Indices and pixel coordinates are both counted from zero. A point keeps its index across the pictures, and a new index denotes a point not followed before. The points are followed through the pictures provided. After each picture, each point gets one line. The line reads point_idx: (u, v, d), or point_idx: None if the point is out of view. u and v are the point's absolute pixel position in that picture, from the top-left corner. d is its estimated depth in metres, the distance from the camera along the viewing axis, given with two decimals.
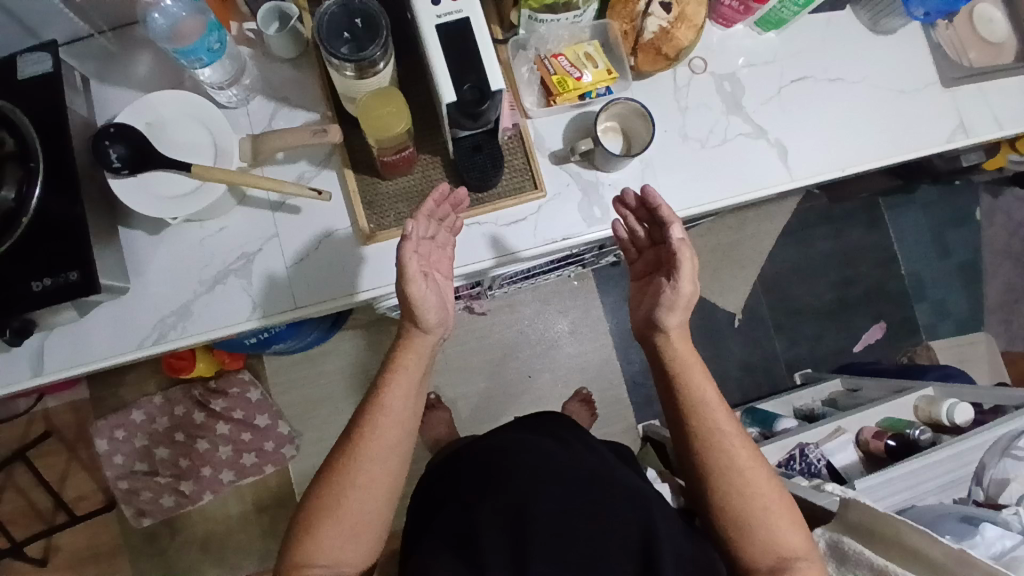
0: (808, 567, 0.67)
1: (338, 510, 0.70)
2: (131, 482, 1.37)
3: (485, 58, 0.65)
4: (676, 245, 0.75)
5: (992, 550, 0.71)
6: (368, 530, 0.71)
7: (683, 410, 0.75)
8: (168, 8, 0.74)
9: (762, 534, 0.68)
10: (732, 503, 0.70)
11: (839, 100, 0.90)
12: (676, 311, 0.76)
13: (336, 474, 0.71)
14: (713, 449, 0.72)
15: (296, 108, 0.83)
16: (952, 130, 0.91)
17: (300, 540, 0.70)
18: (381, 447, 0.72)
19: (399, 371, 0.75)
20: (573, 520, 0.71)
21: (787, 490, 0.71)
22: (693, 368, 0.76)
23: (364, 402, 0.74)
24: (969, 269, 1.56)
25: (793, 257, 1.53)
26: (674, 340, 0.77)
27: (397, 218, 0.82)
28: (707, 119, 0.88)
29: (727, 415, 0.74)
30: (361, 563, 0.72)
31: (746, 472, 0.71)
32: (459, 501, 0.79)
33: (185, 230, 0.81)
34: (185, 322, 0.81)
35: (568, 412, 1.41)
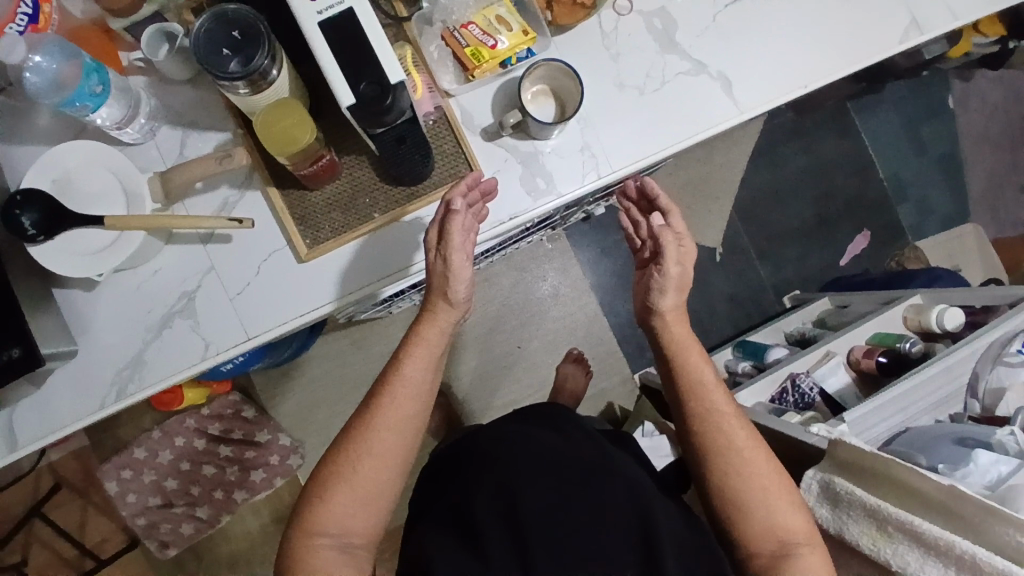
0: (808, 551, 0.66)
1: (352, 478, 0.68)
2: (149, 517, 1.39)
3: (379, 50, 0.60)
4: (676, 235, 0.75)
5: (988, 478, 0.67)
6: (379, 500, 0.69)
7: (682, 391, 0.73)
8: (38, 64, 0.67)
9: (763, 516, 0.67)
10: (726, 480, 0.69)
11: (778, 19, 0.84)
12: (665, 293, 0.75)
13: (349, 442, 0.69)
14: (710, 427, 0.71)
15: (206, 130, 0.78)
16: (906, 29, 0.85)
17: (310, 506, 0.68)
18: (398, 420, 0.70)
19: (421, 341, 0.72)
20: (562, 506, 0.71)
21: (785, 468, 0.70)
22: (690, 350, 0.74)
23: (379, 377, 0.71)
24: (949, 160, 1.51)
25: (766, 179, 1.48)
26: (665, 313, 0.75)
27: (333, 228, 0.77)
28: (642, 63, 0.82)
29: (721, 389, 0.72)
30: (370, 538, 0.69)
31: (743, 452, 0.69)
32: (471, 483, 0.78)
33: (120, 280, 0.78)
34: (142, 372, 0.78)
35: (564, 375, 1.38)
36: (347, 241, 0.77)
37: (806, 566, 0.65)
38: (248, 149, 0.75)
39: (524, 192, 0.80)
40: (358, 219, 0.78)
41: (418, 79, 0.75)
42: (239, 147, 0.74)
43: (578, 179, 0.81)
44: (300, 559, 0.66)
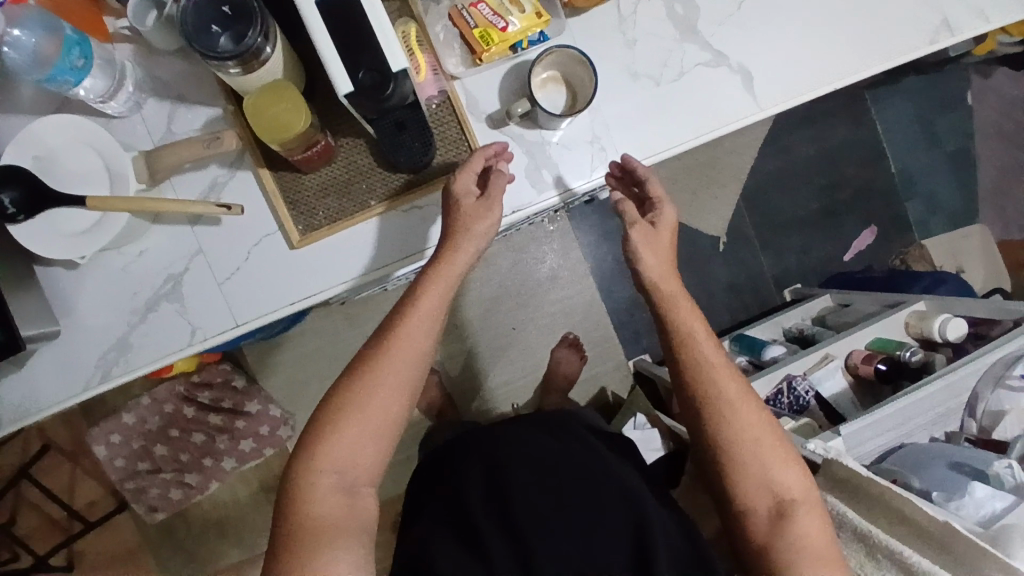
0: (805, 509, 0.64)
1: (360, 408, 0.63)
2: (137, 482, 1.38)
3: (381, 35, 0.55)
4: (655, 202, 0.73)
5: (982, 512, 0.70)
6: (382, 438, 0.64)
7: (674, 344, 0.68)
8: (17, 38, 0.65)
9: (757, 472, 0.64)
10: (721, 435, 0.65)
11: (803, 11, 0.79)
12: (649, 261, 0.70)
13: (358, 374, 0.65)
14: (701, 383, 0.66)
15: (195, 105, 0.73)
16: (936, 29, 0.80)
17: (315, 436, 0.63)
18: (411, 351, 0.65)
19: (441, 272, 0.68)
20: (551, 503, 0.71)
21: (780, 424, 0.67)
22: (679, 304, 0.69)
23: (391, 311, 0.67)
24: (961, 155, 1.47)
25: (775, 168, 1.44)
26: (656, 281, 0.70)
27: (327, 215, 0.74)
28: (660, 51, 0.77)
29: (712, 343, 0.68)
30: (374, 477, 0.65)
31: (737, 406, 0.65)
32: (463, 480, 0.78)
33: (104, 260, 0.75)
34: (128, 355, 0.76)
35: (559, 359, 1.39)
36: (344, 228, 0.74)
37: (805, 527, 0.63)
38: (238, 133, 0.71)
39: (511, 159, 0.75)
40: (354, 207, 0.74)
41: (421, 60, 0.70)
42: (228, 129, 0.70)
43: (587, 175, 0.78)
44: (301, 490, 0.62)
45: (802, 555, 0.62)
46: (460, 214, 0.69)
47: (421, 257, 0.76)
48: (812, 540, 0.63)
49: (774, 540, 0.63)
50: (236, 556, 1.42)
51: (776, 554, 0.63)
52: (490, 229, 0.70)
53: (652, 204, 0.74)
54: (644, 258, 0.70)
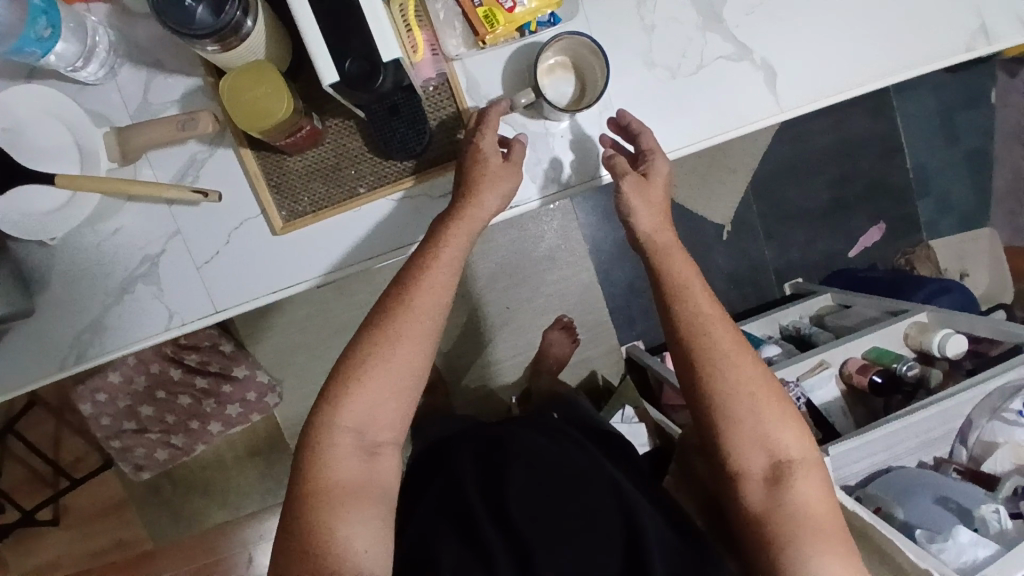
0: (804, 471, 0.59)
1: (387, 361, 0.59)
2: (123, 441, 1.33)
3: (372, 20, 0.50)
4: (647, 153, 0.68)
5: (964, 558, 0.70)
6: (408, 394, 0.60)
7: (667, 293, 0.63)
8: None
9: (752, 427, 0.59)
10: (717, 390, 0.60)
11: (835, 5, 0.73)
12: (643, 215, 0.66)
13: (381, 325, 0.60)
14: (693, 331, 0.61)
15: (172, 74, 0.68)
16: (974, 34, 0.75)
17: (337, 394, 0.59)
18: (428, 301, 0.61)
19: (466, 220, 0.64)
20: (546, 501, 0.68)
21: (778, 379, 0.62)
22: (673, 256, 0.65)
23: (410, 258, 0.63)
24: (981, 154, 1.41)
25: (788, 157, 1.38)
26: (649, 233, 0.66)
27: (312, 201, 0.70)
28: (679, 40, 0.71)
29: (707, 294, 0.63)
30: (397, 434, 0.60)
31: (730, 355, 0.61)
32: (458, 472, 0.74)
33: (78, 237, 0.71)
34: (103, 337, 0.73)
35: (550, 340, 1.34)
36: (329, 216, 0.70)
37: (803, 493, 0.58)
38: (214, 115, 0.66)
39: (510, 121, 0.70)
40: (341, 194, 0.70)
41: (419, 37, 0.64)
42: (205, 109, 0.66)
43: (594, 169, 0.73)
44: (320, 452, 0.58)
45: (801, 526, 0.57)
46: (482, 172, 0.65)
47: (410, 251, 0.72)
48: (813, 509, 0.57)
49: (774, 510, 0.58)
50: (221, 517, 1.44)
51: (776, 526, 0.57)
52: (509, 190, 0.67)
53: (645, 156, 0.69)
54: (636, 210, 0.66)
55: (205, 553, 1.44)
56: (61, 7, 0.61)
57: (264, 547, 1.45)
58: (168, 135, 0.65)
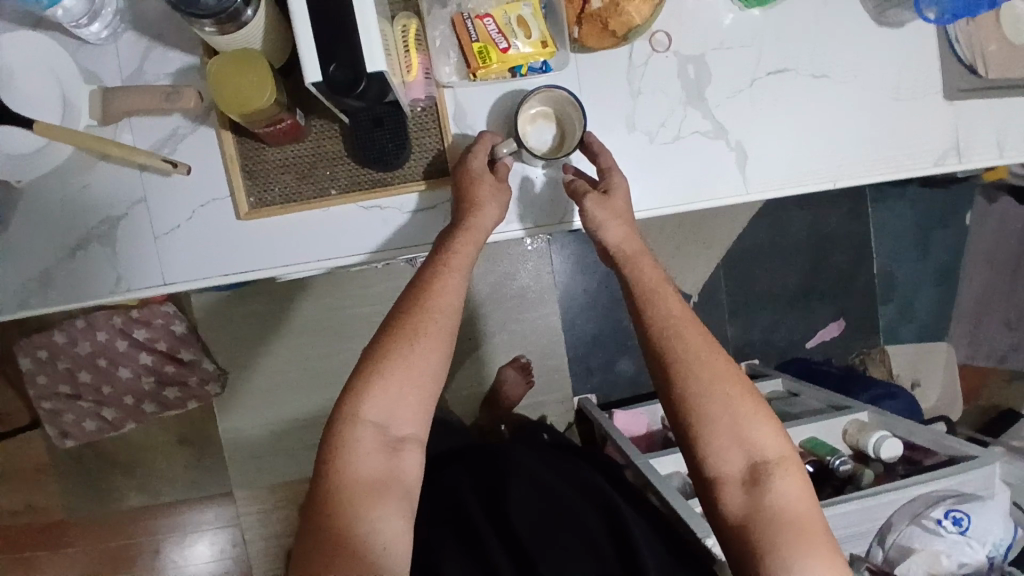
0: (782, 471, 0.59)
1: (406, 359, 0.60)
2: (55, 403, 1.28)
3: (363, 33, 0.52)
4: (606, 171, 0.71)
5: None
6: (428, 392, 0.61)
7: (639, 300, 0.66)
8: None
9: (727, 428, 0.60)
10: (691, 394, 0.61)
11: (815, 102, 0.78)
12: (610, 229, 0.69)
13: (407, 315, 0.62)
14: (665, 335, 0.63)
15: (171, 49, 0.70)
16: (945, 151, 0.80)
17: (357, 384, 0.60)
18: (447, 279, 0.64)
19: (470, 230, 0.66)
20: (545, 516, 0.74)
21: (750, 379, 0.63)
22: (643, 261, 0.69)
23: (427, 260, 0.65)
24: (947, 272, 1.47)
25: (763, 242, 1.42)
26: (618, 245, 0.69)
27: (282, 192, 0.71)
28: (660, 109, 0.75)
29: (678, 300, 0.66)
30: (419, 430, 0.61)
31: (701, 357, 0.62)
32: (459, 486, 0.80)
33: (43, 186, 0.71)
34: (49, 289, 0.72)
35: (506, 379, 1.35)
36: (295, 211, 0.71)
37: (782, 492, 0.58)
38: (199, 92, 0.68)
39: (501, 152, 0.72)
40: (313, 193, 0.71)
41: (414, 59, 0.67)
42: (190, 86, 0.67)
43: (567, 216, 0.75)
44: (342, 446, 0.58)
45: (782, 528, 0.57)
46: (478, 189, 0.67)
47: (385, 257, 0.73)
48: (792, 509, 0.58)
49: (755, 513, 0.58)
50: (138, 500, 1.38)
51: (758, 529, 0.57)
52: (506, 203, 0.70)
53: (603, 174, 0.71)
54: (602, 223, 0.68)
55: (116, 535, 1.39)
56: None
57: (178, 540, 1.39)
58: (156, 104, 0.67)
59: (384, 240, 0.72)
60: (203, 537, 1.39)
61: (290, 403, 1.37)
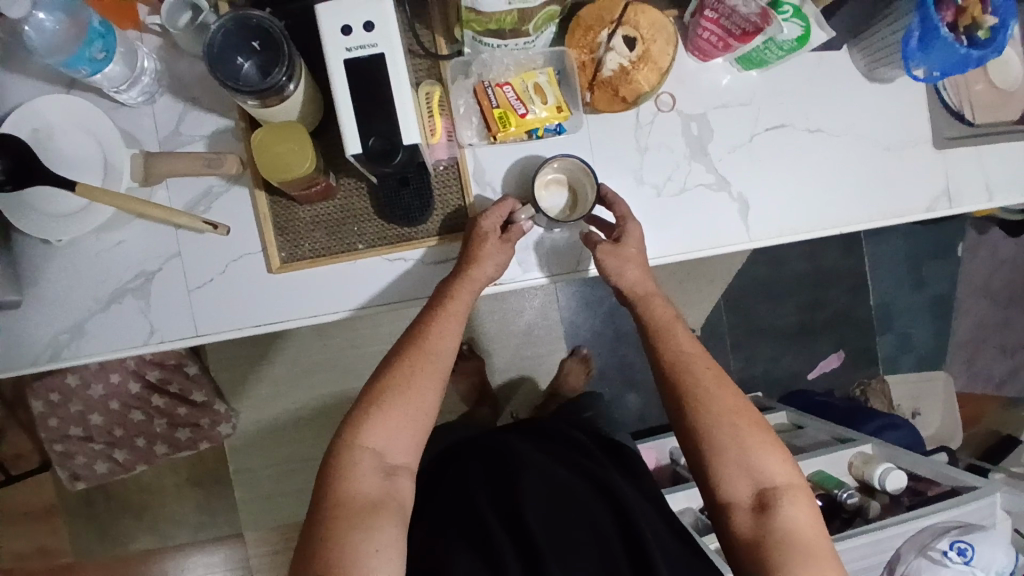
0: (790, 497, 0.63)
1: (403, 394, 0.64)
2: (66, 446, 1.26)
3: (400, 108, 0.56)
4: (621, 221, 0.74)
5: None
6: (421, 426, 0.65)
7: (654, 335, 0.72)
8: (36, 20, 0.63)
9: (736, 455, 0.65)
10: (702, 422, 0.66)
11: (811, 155, 0.83)
12: (631, 267, 0.73)
13: (404, 354, 0.67)
14: (678, 369, 0.69)
15: (206, 113, 0.74)
16: (936, 197, 0.85)
17: (366, 414, 0.64)
18: (448, 320, 0.69)
19: (471, 279, 0.70)
20: (555, 510, 0.72)
21: (758, 411, 0.67)
22: (656, 302, 0.74)
23: (424, 308, 0.70)
24: (943, 303, 1.50)
25: (762, 276, 1.46)
26: (632, 288, 0.73)
27: (312, 247, 0.74)
28: (667, 163, 0.80)
29: (690, 339, 0.71)
30: (411, 460, 0.65)
31: (709, 389, 0.67)
32: (467, 481, 0.78)
33: (80, 243, 0.74)
34: (81, 341, 0.75)
35: (567, 370, 1.39)
36: (323, 264, 0.74)
37: (791, 517, 0.62)
38: (240, 158, 0.72)
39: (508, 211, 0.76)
40: (342, 247, 0.74)
41: (439, 124, 0.71)
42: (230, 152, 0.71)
43: (584, 263, 0.79)
44: (342, 468, 0.62)
45: (790, 550, 0.60)
46: (480, 244, 0.70)
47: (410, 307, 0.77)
48: (800, 533, 0.61)
49: (763, 535, 0.62)
50: (147, 542, 1.38)
51: (766, 551, 0.61)
52: (506, 263, 0.72)
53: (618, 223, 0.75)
54: (617, 268, 0.72)
55: None
56: (115, 32, 0.67)
57: None
58: (195, 165, 0.71)
59: (407, 292, 0.76)
60: None
61: (300, 442, 1.39)
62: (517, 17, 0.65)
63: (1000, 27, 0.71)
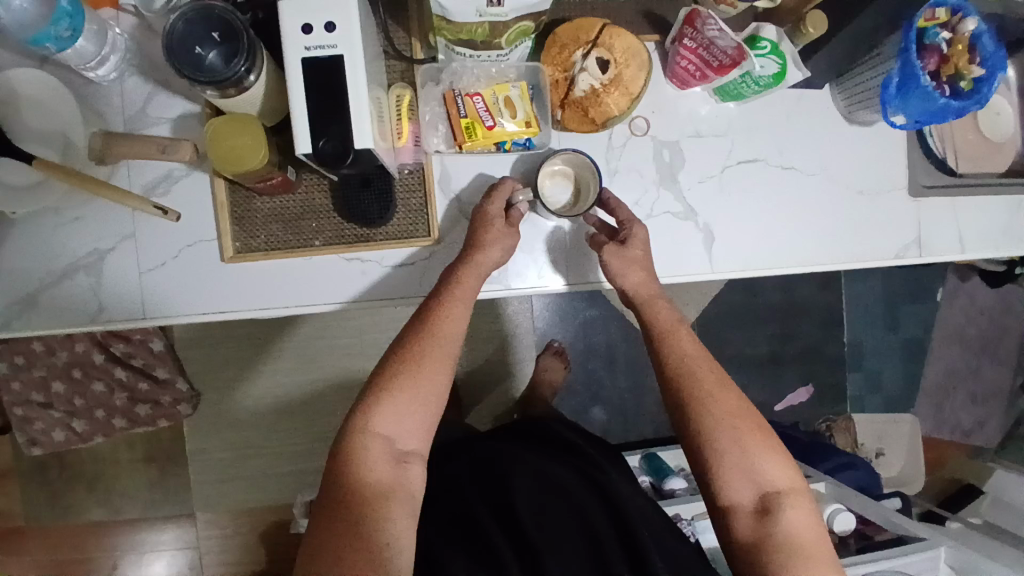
0: (792, 500, 0.63)
1: (418, 375, 0.63)
2: (26, 411, 1.25)
3: (355, 112, 0.56)
4: (626, 224, 0.73)
5: None
6: (432, 411, 0.64)
7: (658, 338, 0.70)
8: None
9: (737, 461, 0.64)
10: (703, 430, 0.65)
11: (783, 193, 0.82)
12: (630, 274, 0.72)
13: (419, 335, 0.65)
14: (682, 375, 0.67)
15: (174, 95, 0.73)
16: (905, 245, 0.85)
17: (376, 400, 0.62)
18: (458, 305, 0.67)
19: (477, 266, 0.69)
20: (550, 507, 0.72)
21: (760, 413, 0.66)
22: (659, 304, 0.72)
23: (437, 287, 0.68)
24: (915, 346, 1.50)
25: (738, 304, 1.46)
26: (635, 295, 0.72)
27: (268, 240, 0.74)
28: (636, 188, 0.79)
29: (692, 340, 0.70)
30: (423, 446, 0.64)
31: (711, 396, 0.66)
32: (460, 484, 0.78)
33: (35, 214, 0.73)
34: (29, 313, 0.74)
35: (544, 365, 1.36)
36: (278, 258, 0.73)
37: (793, 522, 0.62)
38: (196, 146, 0.71)
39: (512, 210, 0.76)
40: (298, 242, 0.74)
41: (406, 128, 0.71)
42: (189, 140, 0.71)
43: (579, 275, 0.79)
44: (351, 457, 0.61)
45: (791, 553, 0.61)
46: (485, 230, 0.71)
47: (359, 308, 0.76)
48: (802, 537, 0.62)
49: (764, 539, 0.62)
50: (98, 515, 1.37)
51: (766, 555, 0.61)
52: (510, 250, 0.72)
53: (622, 227, 0.74)
54: None
55: (73, 549, 1.37)
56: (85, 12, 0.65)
57: (134, 558, 1.38)
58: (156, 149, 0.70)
59: (363, 293, 0.75)
60: (159, 557, 1.38)
61: (261, 428, 1.38)
62: (488, 29, 0.65)
63: (986, 79, 0.71)
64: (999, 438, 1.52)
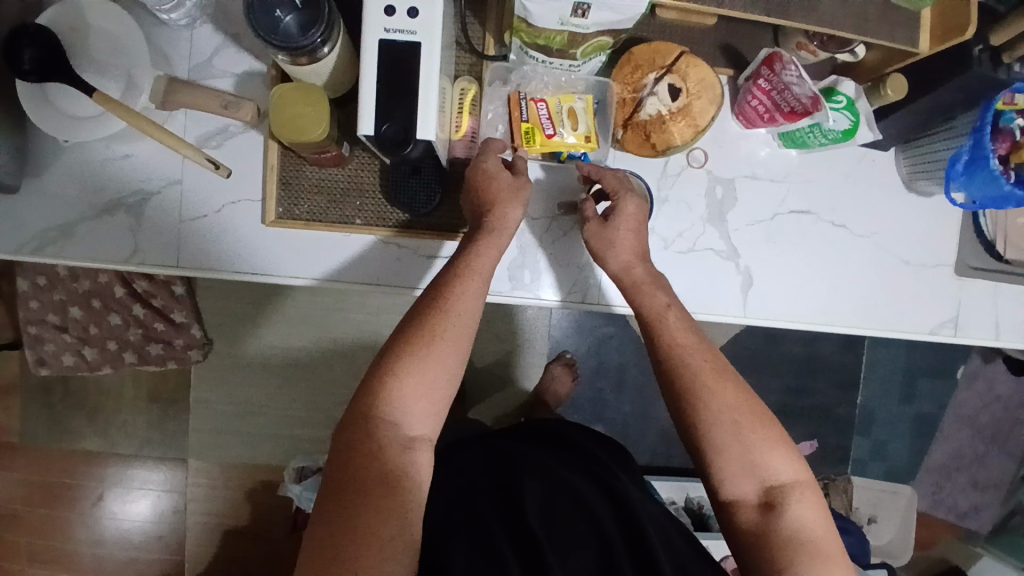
0: (797, 493, 0.62)
1: (427, 356, 0.61)
2: (40, 330, 1.26)
3: (423, 102, 0.56)
4: (615, 196, 0.70)
5: None
6: (441, 392, 0.62)
7: (651, 327, 0.68)
8: None
9: (740, 456, 0.62)
10: (701, 423, 0.63)
11: (829, 248, 0.81)
12: (618, 252, 0.69)
13: (429, 312, 0.63)
14: (676, 370, 0.65)
15: (242, 52, 0.73)
16: (942, 322, 0.83)
17: (378, 387, 0.61)
18: (474, 275, 0.65)
19: (494, 230, 0.66)
20: (557, 503, 0.71)
21: (761, 402, 0.65)
22: (648, 289, 0.68)
23: (445, 267, 0.65)
24: (927, 421, 1.47)
25: (755, 347, 1.44)
26: (619, 274, 0.70)
27: (310, 211, 0.74)
28: (682, 220, 0.78)
29: (684, 327, 0.67)
30: (426, 438, 0.62)
31: (712, 393, 0.64)
32: (471, 491, 0.74)
33: (88, 146, 0.74)
34: (66, 241, 0.75)
35: (552, 375, 1.33)
36: (318, 229, 0.73)
37: (799, 516, 0.61)
38: (258, 107, 0.72)
39: (549, 221, 0.77)
40: (340, 218, 0.74)
41: (465, 122, 0.71)
42: (250, 100, 0.71)
43: (606, 297, 0.79)
44: (351, 450, 0.59)
45: (798, 546, 0.60)
46: (495, 190, 0.67)
47: (389, 291, 0.75)
48: (809, 531, 0.61)
49: (768, 533, 0.61)
50: (93, 443, 1.39)
51: (771, 546, 0.60)
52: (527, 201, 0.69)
53: (614, 197, 0.71)
54: None
55: (64, 472, 1.39)
56: None
57: (120, 492, 1.40)
58: (218, 104, 0.71)
59: (396, 277, 0.75)
60: (145, 495, 1.40)
61: (264, 388, 1.39)
62: (566, 39, 0.64)
63: None
64: (992, 526, 1.48)
